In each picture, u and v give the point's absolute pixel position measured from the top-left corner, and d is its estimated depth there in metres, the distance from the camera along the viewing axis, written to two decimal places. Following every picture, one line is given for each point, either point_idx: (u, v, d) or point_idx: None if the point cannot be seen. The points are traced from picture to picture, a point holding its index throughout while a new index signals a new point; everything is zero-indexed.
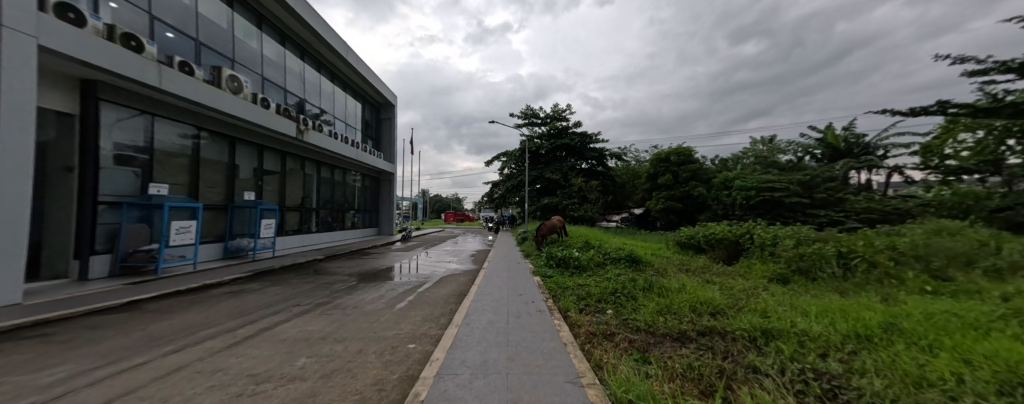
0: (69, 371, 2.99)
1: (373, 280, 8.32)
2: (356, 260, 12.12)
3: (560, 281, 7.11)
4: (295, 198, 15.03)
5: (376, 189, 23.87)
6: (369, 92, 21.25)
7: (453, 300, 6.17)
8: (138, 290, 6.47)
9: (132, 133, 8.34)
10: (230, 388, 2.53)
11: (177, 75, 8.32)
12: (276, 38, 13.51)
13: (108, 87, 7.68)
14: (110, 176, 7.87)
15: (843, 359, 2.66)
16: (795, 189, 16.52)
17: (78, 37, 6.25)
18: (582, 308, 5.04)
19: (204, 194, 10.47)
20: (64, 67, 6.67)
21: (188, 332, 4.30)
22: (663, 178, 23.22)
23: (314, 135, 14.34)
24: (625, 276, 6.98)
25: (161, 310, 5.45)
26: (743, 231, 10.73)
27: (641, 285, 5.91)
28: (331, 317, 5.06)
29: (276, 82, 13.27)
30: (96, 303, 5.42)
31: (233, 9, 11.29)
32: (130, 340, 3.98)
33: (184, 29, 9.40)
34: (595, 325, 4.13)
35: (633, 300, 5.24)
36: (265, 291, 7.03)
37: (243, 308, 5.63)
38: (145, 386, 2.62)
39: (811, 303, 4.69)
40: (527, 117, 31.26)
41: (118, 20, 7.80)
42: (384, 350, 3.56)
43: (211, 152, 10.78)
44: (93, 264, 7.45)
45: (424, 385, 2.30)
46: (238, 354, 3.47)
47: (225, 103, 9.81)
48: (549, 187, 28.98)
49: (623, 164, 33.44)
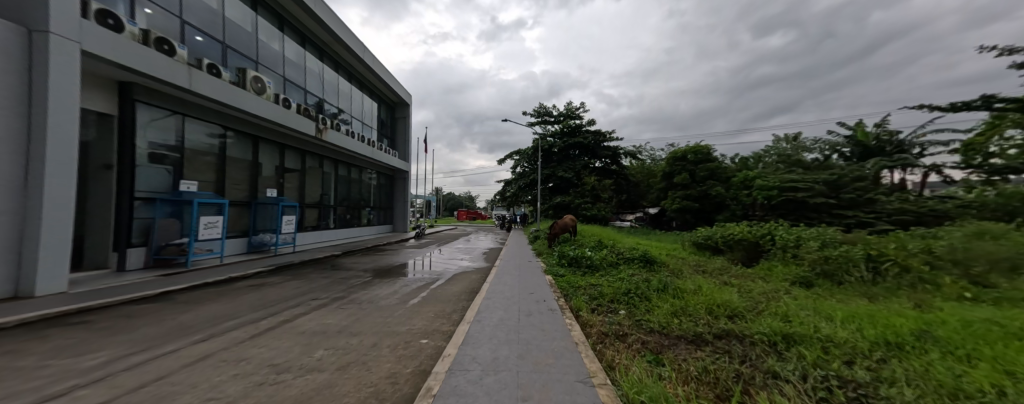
0: (108, 356, 3.20)
1: (388, 276, 8.53)
2: (370, 257, 12.34)
3: (571, 280, 7.04)
4: (314, 196, 15.49)
5: (391, 188, 24.32)
6: (385, 91, 21.65)
7: (464, 297, 6.23)
8: (170, 281, 6.85)
9: (164, 132, 8.80)
10: (253, 377, 2.66)
11: (204, 77, 8.69)
12: (297, 40, 13.90)
13: (142, 89, 8.10)
14: (146, 173, 8.35)
15: (871, 367, 2.53)
16: (820, 189, 15.69)
17: (115, 42, 6.60)
18: (594, 307, 4.99)
19: (230, 192, 10.95)
20: (103, 70, 7.08)
21: (214, 323, 4.50)
22: (679, 177, 22.91)
23: (332, 134, 14.68)
24: (639, 277, 6.88)
25: (189, 301, 5.73)
26: (764, 232, 10.36)
27: (656, 286, 5.82)
28: (346, 311, 5.21)
29: (296, 82, 13.70)
30: (131, 293, 5.75)
31: (257, 13, 11.72)
32: (162, 329, 4.21)
33: (211, 32, 9.83)
34: (607, 325, 4.08)
35: (647, 301, 5.15)
36: (284, 285, 7.28)
37: (265, 301, 5.87)
38: (174, 372, 2.77)
39: (835, 308, 4.48)
40: (540, 115, 31.29)
41: (152, 25, 8.22)
42: (397, 344, 3.64)
43: (238, 151, 11.27)
44: (130, 256, 7.92)
45: (436, 380, 2.35)
46: (260, 345, 3.62)
47: (249, 103, 10.18)
48: (561, 185, 28.79)
49: (638, 162, 32.91)
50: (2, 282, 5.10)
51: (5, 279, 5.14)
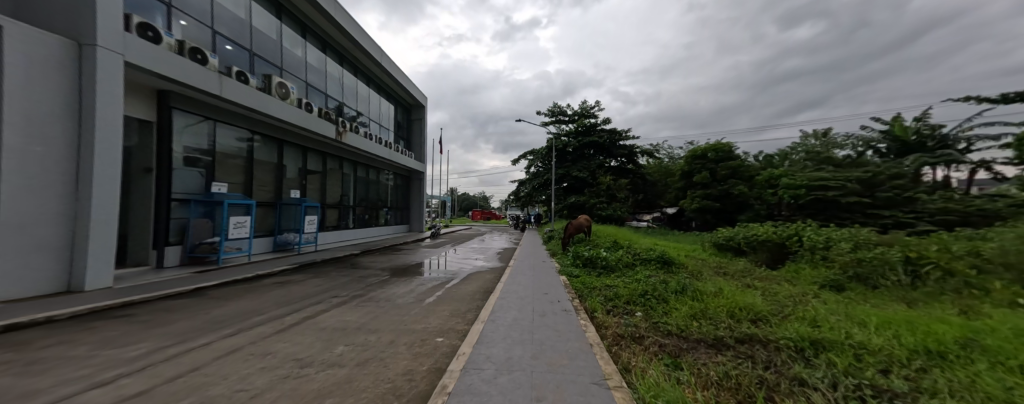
0: (148, 347, 3.42)
1: (405, 275, 8.71)
2: (387, 256, 12.61)
3: (586, 281, 6.96)
4: (334, 196, 16.01)
5: (407, 188, 24.82)
6: (402, 94, 22.12)
7: (479, 296, 6.27)
8: (202, 278, 7.25)
9: (197, 137, 9.32)
10: (278, 370, 2.78)
11: (233, 84, 9.13)
12: (318, 46, 14.42)
13: (178, 96, 8.61)
14: (182, 176, 8.88)
15: (910, 377, 2.37)
16: (853, 188, 14.80)
17: (154, 53, 7.05)
18: (609, 309, 4.91)
19: (257, 193, 11.47)
20: (143, 79, 7.57)
21: (243, 318, 4.73)
22: (699, 176, 22.24)
23: (351, 137, 15.13)
24: (656, 278, 6.72)
25: (219, 297, 6.04)
26: (791, 233, 9.89)
27: (674, 287, 5.68)
28: (365, 309, 5.36)
29: (318, 87, 14.21)
30: (169, 289, 6.13)
31: (282, 21, 12.24)
32: (196, 323, 4.46)
33: (240, 41, 10.35)
34: (623, 327, 4.01)
35: (665, 303, 5.02)
36: (307, 283, 7.56)
37: (289, 298, 6.11)
38: (208, 364, 2.94)
39: (870, 313, 4.22)
40: (554, 114, 31.12)
41: (187, 36, 8.73)
42: (414, 342, 3.71)
43: (264, 154, 11.79)
44: (168, 253, 8.44)
45: (452, 377, 2.39)
46: (285, 340, 3.78)
47: (274, 108, 10.63)
48: (576, 185, 28.53)
49: (655, 161, 32.20)
50: (56, 278, 5.53)
51: (60, 274, 5.58)
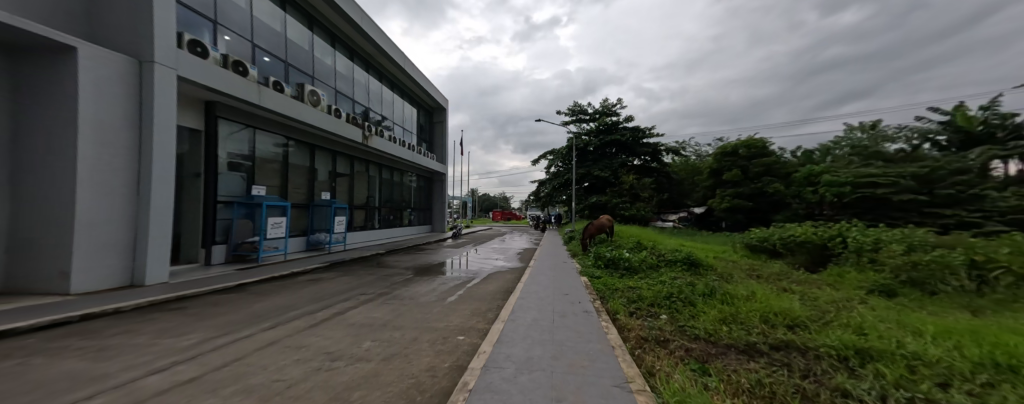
0: (198, 338, 3.74)
1: (428, 274, 8.94)
2: (411, 256, 12.96)
3: (608, 282, 6.82)
4: (361, 198, 16.68)
5: (429, 189, 25.40)
6: (424, 98, 22.73)
7: (499, 296, 6.32)
8: (244, 275, 7.79)
9: (239, 144, 10.04)
10: (312, 362, 2.94)
11: (270, 93, 9.75)
12: (347, 54, 15.12)
13: (222, 106, 9.31)
14: (226, 180, 9.60)
15: (974, 392, 2.14)
16: (908, 184, 13.44)
17: (202, 67, 7.67)
18: (633, 311, 4.79)
19: (291, 195, 12.18)
20: (192, 91, 8.26)
21: (280, 312, 5.05)
22: (730, 174, 21.18)
23: (377, 141, 15.70)
24: (682, 280, 6.46)
25: (259, 292, 6.47)
26: (834, 234, 9.17)
27: (701, 290, 5.44)
28: (390, 306, 5.55)
29: (346, 93, 14.89)
30: (215, 284, 6.65)
31: (313, 32, 12.95)
32: (238, 316, 4.81)
33: (277, 53, 11.05)
34: (646, 330, 3.89)
35: (691, 306, 4.82)
36: (337, 281, 7.94)
37: (321, 294, 6.45)
38: (249, 354, 3.16)
39: (926, 322, 3.84)
40: (575, 114, 30.74)
41: (230, 50, 9.43)
42: (436, 339, 3.80)
43: (298, 158, 12.50)
44: (215, 252, 9.15)
45: (472, 375, 2.42)
46: (317, 334, 3.99)
47: (307, 114, 11.24)
48: (597, 185, 28.05)
49: (681, 159, 31.03)
50: (121, 273, 6.13)
51: (124, 270, 6.18)
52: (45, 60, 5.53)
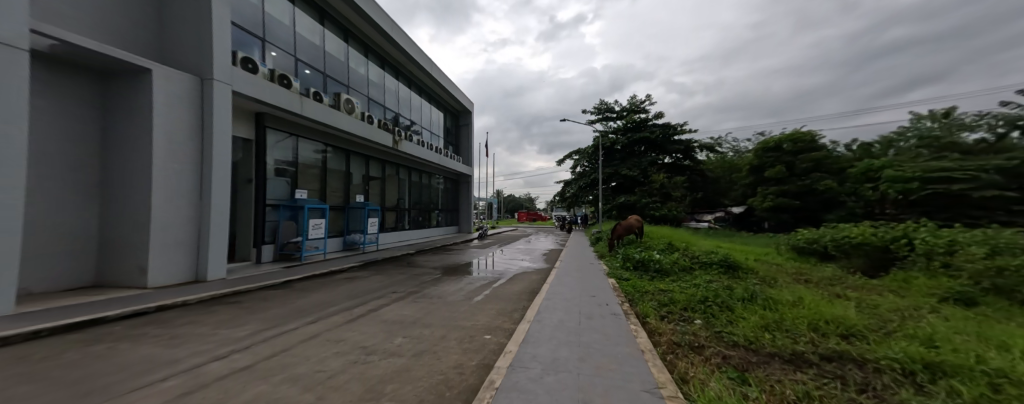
0: (251, 329, 4.11)
1: (455, 274, 9.15)
2: (439, 256, 13.31)
3: (637, 284, 6.60)
4: (392, 200, 17.41)
5: (456, 191, 25.97)
6: (451, 102, 23.32)
7: (525, 296, 6.33)
8: (288, 273, 8.41)
9: (284, 151, 10.88)
10: (349, 355, 3.13)
11: (311, 103, 10.46)
12: (378, 63, 15.89)
13: (269, 116, 10.13)
14: (273, 185, 10.44)
15: None
16: (991, 179, 11.68)
17: (253, 82, 8.40)
18: (664, 315, 4.60)
19: (329, 198, 12.98)
20: (244, 104, 9.06)
21: (320, 308, 5.41)
22: (772, 171, 19.74)
23: (407, 145, 16.31)
24: (719, 284, 6.11)
25: (301, 289, 6.97)
26: (897, 235, 8.23)
27: (740, 295, 5.11)
28: (420, 304, 5.76)
29: (378, 100, 15.64)
30: (265, 281, 7.25)
31: (348, 44, 13.75)
32: (284, 310, 5.22)
33: (316, 65, 11.85)
34: (679, 334, 3.73)
35: (729, 311, 4.54)
36: (370, 279, 8.34)
37: (356, 292, 6.82)
38: (294, 346, 3.43)
39: (1015, 335, 3.35)
40: (601, 112, 30.04)
41: (277, 65, 10.25)
42: (464, 338, 3.89)
43: (335, 163, 13.30)
44: (264, 251, 9.96)
45: (499, 374, 2.46)
46: (353, 329, 4.24)
47: (343, 122, 11.93)
48: (625, 184, 27.25)
49: (716, 156, 29.35)
50: (188, 269, 6.87)
51: (190, 267, 6.91)
52: (126, 82, 6.34)
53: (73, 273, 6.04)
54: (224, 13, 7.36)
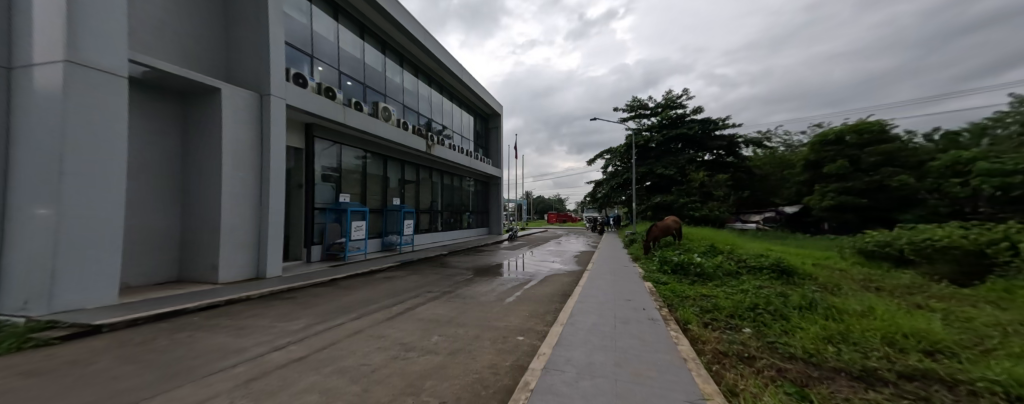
0: (305, 323, 4.47)
1: (487, 275, 9.29)
2: (471, 257, 13.54)
3: (676, 289, 6.27)
4: (425, 203, 18.04)
5: (486, 193, 26.35)
6: (481, 105, 23.77)
7: (557, 299, 6.27)
8: (334, 272, 9.01)
9: (329, 158, 11.71)
10: (390, 351, 3.30)
11: (353, 112, 11.15)
12: (412, 71, 16.63)
13: (317, 126, 10.99)
14: (320, 190, 11.27)
15: None
16: None
17: (303, 95, 9.14)
18: (707, 322, 4.33)
19: (369, 201, 13.75)
20: (296, 116, 9.88)
21: (363, 305, 5.76)
22: (832, 166, 17.94)
23: (439, 149, 16.84)
24: (771, 290, 5.61)
25: (345, 287, 7.45)
26: (996, 238, 7.04)
27: (797, 303, 4.65)
28: (454, 304, 5.91)
29: (412, 107, 16.33)
30: (314, 279, 7.84)
31: (385, 55, 14.52)
32: (332, 306, 5.62)
33: (357, 77, 12.65)
34: (725, 344, 3.49)
35: (784, 321, 4.16)
36: (407, 279, 8.70)
37: (394, 291, 7.15)
38: (342, 339, 3.69)
39: None
40: (633, 109, 29.05)
41: (323, 79, 11.09)
42: (497, 338, 3.93)
43: (373, 168, 14.08)
44: (312, 251, 10.79)
45: (533, 375, 2.46)
46: (393, 326, 4.46)
47: (381, 129, 12.57)
48: (661, 183, 26.02)
49: (765, 151, 27.12)
50: (250, 267, 7.61)
51: (252, 265, 7.65)
52: (201, 101, 7.19)
53: (161, 269, 6.96)
54: (279, 33, 8.11)
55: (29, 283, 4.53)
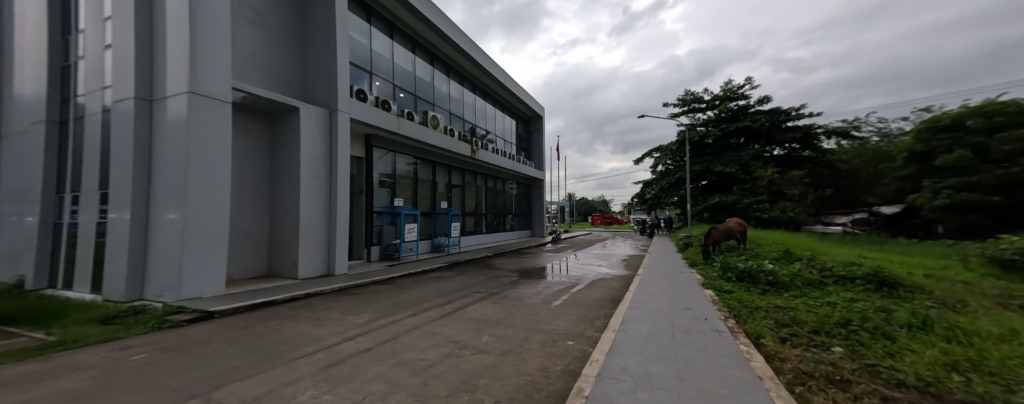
0: (368, 317, 4.89)
1: (532, 277, 9.30)
2: (515, 259, 13.64)
3: (744, 298, 5.68)
4: (470, 205, 18.65)
5: (528, 195, 26.42)
6: (523, 109, 23.95)
7: (606, 304, 6.05)
8: (390, 271, 9.69)
9: (385, 165, 12.68)
10: (444, 348, 3.46)
11: (405, 122, 11.96)
12: (458, 80, 17.37)
13: (375, 137, 11.98)
14: (378, 195, 12.25)
15: None
16: None
17: (363, 108, 10.02)
18: (786, 337, 3.85)
19: (419, 205, 14.59)
20: (357, 128, 10.86)
21: (417, 303, 6.12)
22: (949, 157, 14.62)
23: (483, 153, 17.31)
24: (868, 304, 4.80)
25: (400, 285, 7.98)
26: None
27: (906, 322, 3.91)
28: (501, 305, 6.02)
29: (457, 114, 17.03)
30: (374, 277, 8.52)
31: (433, 66, 15.36)
32: (390, 303, 6.06)
33: (408, 89, 13.56)
34: (810, 363, 3.07)
35: (889, 341, 3.53)
36: (455, 279, 9.05)
37: (443, 291, 7.47)
38: (402, 334, 3.97)
39: None
40: (686, 103, 27.09)
41: (381, 93, 12.07)
42: (546, 342, 3.92)
43: (423, 174, 14.93)
44: (371, 251, 11.75)
45: (588, 382, 2.41)
46: (446, 324, 4.67)
47: (430, 136, 13.29)
48: (720, 182, 23.86)
49: (853, 142, 23.42)
50: (322, 264, 8.51)
51: (323, 263, 8.55)
52: (283, 119, 8.27)
53: (255, 264, 8.10)
54: (345, 54, 9.01)
55: (165, 274, 5.57)
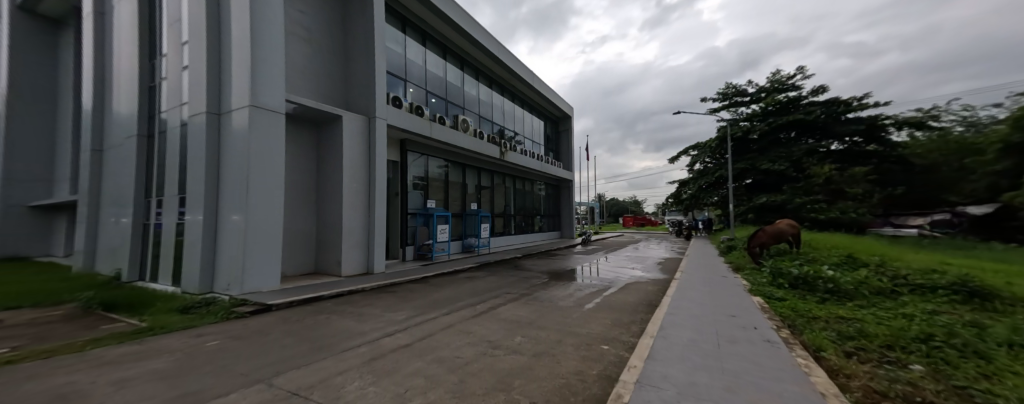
0: (406, 314, 5.11)
1: (562, 279, 9.18)
2: (544, 261, 13.55)
3: (799, 307, 5.22)
4: (500, 207, 18.83)
5: (557, 196, 26.17)
6: (552, 109, 23.79)
7: (642, 308, 5.84)
8: (424, 270, 10.03)
9: (418, 168, 13.18)
10: (478, 347, 3.52)
11: (437, 126, 12.36)
12: (487, 83, 17.66)
13: (409, 141, 12.50)
14: (412, 197, 12.77)
15: None
16: None
17: (399, 114, 10.49)
18: (852, 351, 3.48)
19: (450, 206, 14.98)
20: (393, 133, 11.38)
21: (451, 302, 6.29)
22: None
23: (512, 154, 17.42)
24: (955, 318, 4.20)
25: (434, 284, 8.24)
26: None
27: (1006, 340, 3.37)
28: (532, 306, 6.02)
29: (487, 116, 17.30)
30: (410, 276, 8.87)
31: (463, 71, 15.74)
32: (425, 301, 6.28)
33: (440, 94, 14.00)
34: (883, 381, 2.75)
35: (984, 361, 3.06)
36: (486, 280, 9.17)
37: (475, 291, 7.60)
38: (438, 332, 4.10)
39: None
40: (726, 97, 25.47)
41: (414, 99, 12.59)
42: (580, 345, 3.86)
43: (454, 176, 15.34)
44: (406, 250, 12.25)
45: (626, 388, 2.33)
46: (479, 323, 4.75)
47: (460, 139, 13.63)
48: (767, 180, 22.21)
49: (928, 133, 20.71)
50: (363, 263, 9.01)
51: (364, 261, 9.04)
52: (328, 127, 8.88)
53: (304, 262, 8.75)
54: (382, 64, 9.50)
55: (231, 270, 6.19)
